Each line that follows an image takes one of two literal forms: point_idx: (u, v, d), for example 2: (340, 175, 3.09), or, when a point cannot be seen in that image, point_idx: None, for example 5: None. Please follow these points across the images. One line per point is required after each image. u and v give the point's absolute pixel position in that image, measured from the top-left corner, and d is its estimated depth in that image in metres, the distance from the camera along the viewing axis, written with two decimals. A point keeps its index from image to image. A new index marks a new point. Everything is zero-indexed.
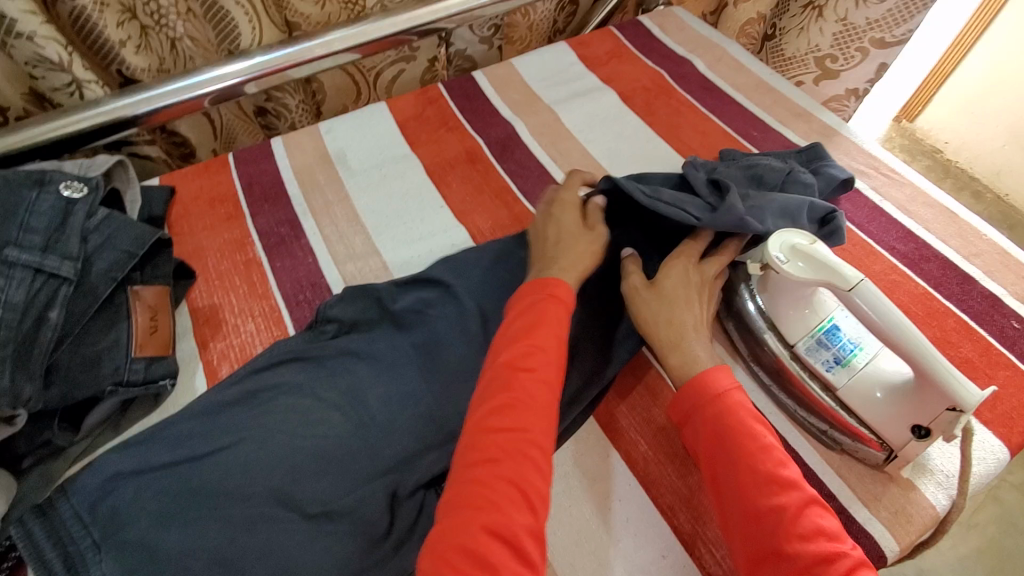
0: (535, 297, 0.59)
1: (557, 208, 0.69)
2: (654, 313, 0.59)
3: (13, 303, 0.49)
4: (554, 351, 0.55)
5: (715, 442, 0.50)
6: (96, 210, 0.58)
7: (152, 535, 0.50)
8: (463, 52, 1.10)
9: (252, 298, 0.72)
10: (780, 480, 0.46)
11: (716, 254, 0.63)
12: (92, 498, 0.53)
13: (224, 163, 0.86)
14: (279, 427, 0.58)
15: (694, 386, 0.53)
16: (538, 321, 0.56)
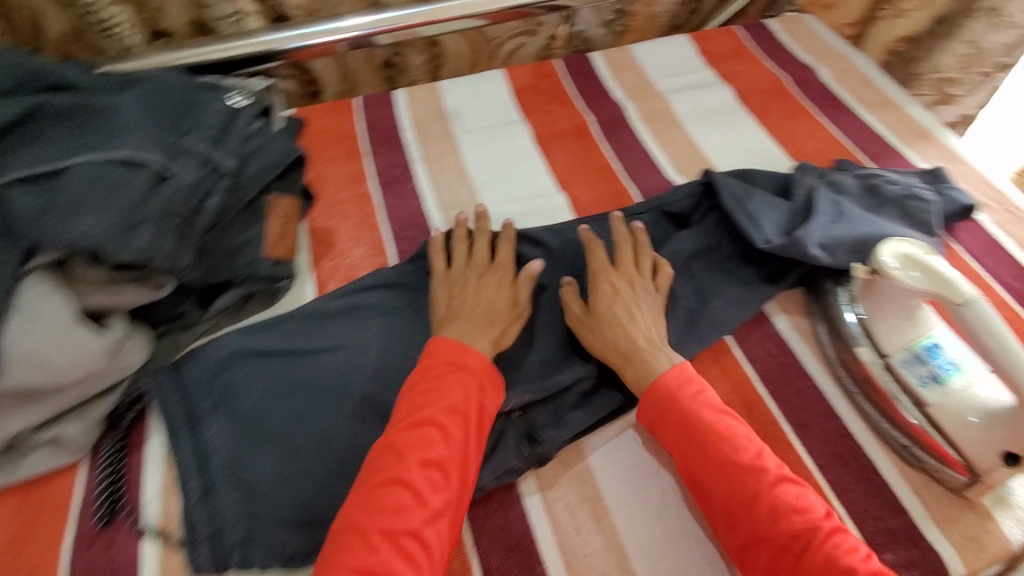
0: (439, 367, 0.56)
1: (489, 277, 0.65)
2: (602, 336, 0.61)
3: (184, 183, 0.54)
4: (456, 429, 0.52)
5: (684, 441, 0.53)
6: (255, 121, 0.63)
7: (259, 408, 0.58)
8: (583, 34, 1.13)
9: (362, 228, 0.78)
10: (742, 465, 0.50)
11: (625, 257, 0.66)
12: (213, 368, 0.60)
13: (351, 105, 0.93)
14: (376, 344, 0.63)
15: (653, 392, 0.56)
16: (442, 391, 0.54)
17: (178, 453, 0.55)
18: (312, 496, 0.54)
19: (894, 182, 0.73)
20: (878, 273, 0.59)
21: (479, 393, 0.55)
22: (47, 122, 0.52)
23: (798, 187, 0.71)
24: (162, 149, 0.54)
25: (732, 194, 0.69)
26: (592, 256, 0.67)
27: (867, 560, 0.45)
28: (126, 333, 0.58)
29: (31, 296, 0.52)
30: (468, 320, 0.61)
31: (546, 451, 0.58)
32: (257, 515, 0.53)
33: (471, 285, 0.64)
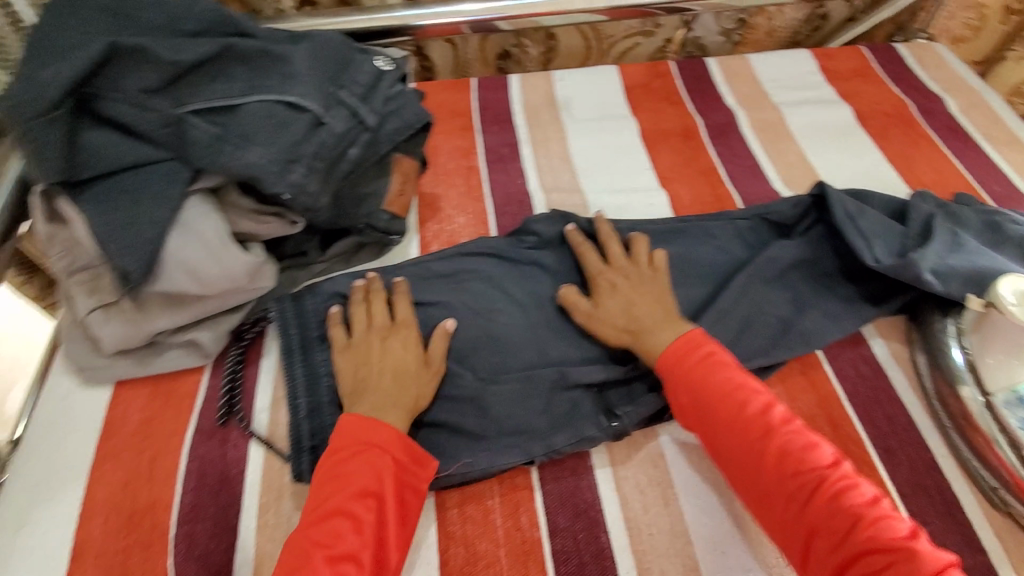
0: (348, 449, 0.54)
1: (394, 338, 0.61)
2: (617, 322, 0.63)
3: (335, 132, 0.61)
4: (368, 516, 0.50)
5: (692, 401, 0.56)
6: (395, 84, 0.69)
7: None
8: (699, 40, 1.13)
9: (468, 198, 0.82)
10: (749, 418, 0.53)
11: (618, 251, 0.68)
12: (328, 303, 0.66)
13: (468, 84, 0.97)
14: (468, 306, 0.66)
15: (666, 359, 0.59)
16: (353, 476, 0.52)
17: (290, 372, 0.62)
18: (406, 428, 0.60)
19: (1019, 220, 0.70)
20: (994, 307, 0.58)
21: (395, 475, 0.53)
22: (230, 61, 0.60)
23: (916, 213, 0.69)
24: (321, 97, 0.61)
25: (844, 210, 0.68)
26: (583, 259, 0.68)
27: (874, 501, 0.48)
28: (262, 259, 0.65)
29: (193, 214, 0.60)
30: (379, 395, 0.57)
31: (624, 426, 0.60)
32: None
33: (378, 350, 0.60)
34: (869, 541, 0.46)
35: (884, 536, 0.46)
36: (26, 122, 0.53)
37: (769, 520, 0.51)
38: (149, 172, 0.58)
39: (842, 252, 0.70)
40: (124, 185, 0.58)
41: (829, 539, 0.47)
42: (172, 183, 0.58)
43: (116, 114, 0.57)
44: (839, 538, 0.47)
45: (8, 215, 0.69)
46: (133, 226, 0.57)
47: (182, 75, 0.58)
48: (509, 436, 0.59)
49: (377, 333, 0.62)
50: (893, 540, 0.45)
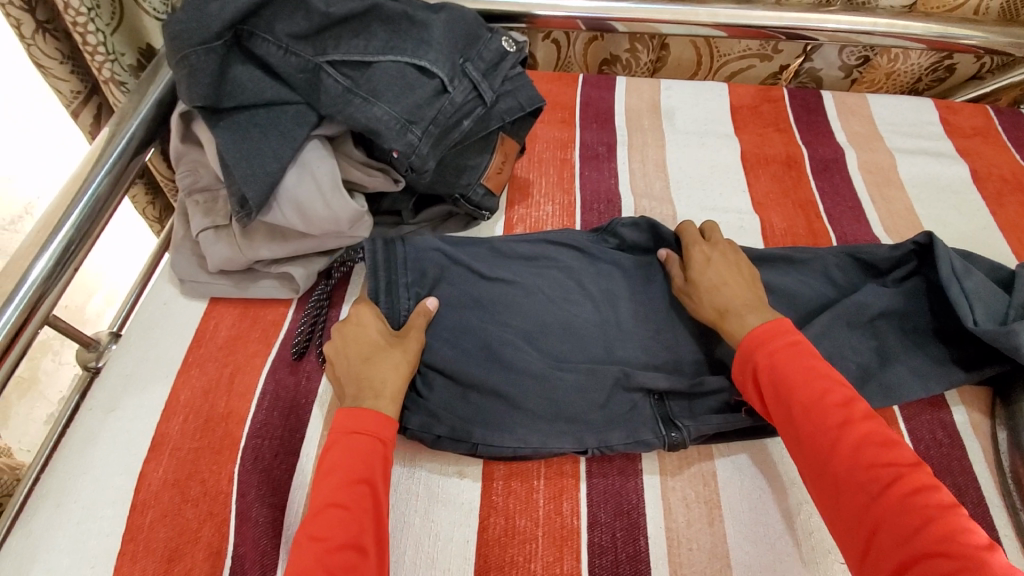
0: (338, 441, 0.53)
1: (360, 326, 0.60)
2: (703, 295, 0.64)
3: (455, 101, 0.63)
4: (363, 504, 0.50)
5: (770, 382, 0.55)
6: (516, 66, 0.70)
7: (452, 304, 0.66)
8: (816, 71, 1.10)
9: (558, 189, 0.83)
10: (827, 406, 0.52)
11: (717, 236, 0.70)
12: (419, 254, 0.67)
13: (575, 79, 0.98)
14: (544, 292, 0.68)
15: (749, 342, 0.58)
16: (343, 465, 0.51)
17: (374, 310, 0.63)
18: (468, 391, 0.60)
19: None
20: None
21: (384, 466, 0.53)
22: (374, 21, 0.63)
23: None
24: (448, 67, 0.63)
25: (952, 265, 0.64)
26: (683, 232, 0.71)
27: (953, 506, 0.45)
28: (365, 210, 0.67)
29: (311, 156, 0.64)
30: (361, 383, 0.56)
31: (682, 438, 0.59)
32: (425, 394, 0.60)
33: (348, 345, 0.59)
34: (938, 544, 0.43)
35: (955, 543, 0.43)
36: (189, 47, 0.58)
37: (832, 510, 0.49)
38: (281, 112, 0.63)
39: (938, 309, 0.67)
40: (258, 119, 0.62)
41: (894, 536, 0.45)
42: (300, 125, 0.63)
43: (264, 54, 0.61)
44: (904, 537, 0.45)
45: (144, 131, 0.76)
46: (257, 157, 0.61)
47: (328, 27, 0.62)
48: (565, 423, 0.59)
49: (347, 325, 0.61)
50: (966, 548, 0.42)
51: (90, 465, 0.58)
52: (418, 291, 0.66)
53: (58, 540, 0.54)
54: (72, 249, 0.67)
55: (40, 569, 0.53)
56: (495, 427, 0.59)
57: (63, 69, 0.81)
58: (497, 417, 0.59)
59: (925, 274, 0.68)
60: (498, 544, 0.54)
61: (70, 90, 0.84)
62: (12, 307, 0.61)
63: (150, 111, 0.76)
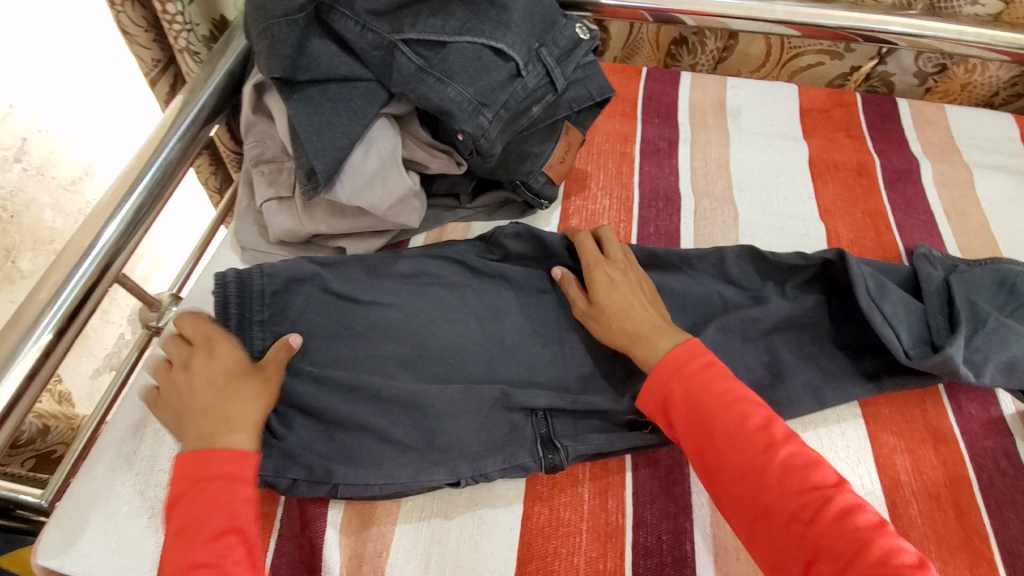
0: (189, 489, 0.48)
1: (200, 366, 0.54)
2: (610, 321, 0.60)
3: (527, 86, 0.62)
4: (232, 557, 0.46)
5: (690, 411, 0.51)
6: (589, 53, 0.69)
7: (317, 340, 0.61)
8: (888, 76, 1.05)
9: (616, 183, 0.82)
10: (749, 433, 0.49)
11: (615, 249, 0.66)
12: (277, 283, 0.62)
13: (639, 72, 0.97)
14: (423, 312, 0.65)
15: (658, 377, 0.54)
16: (200, 518, 0.47)
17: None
18: (329, 429, 0.57)
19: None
20: None
21: (250, 508, 0.49)
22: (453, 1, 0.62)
23: (931, 287, 0.64)
24: (524, 50, 0.62)
25: (868, 289, 0.61)
26: (580, 246, 0.66)
27: (881, 527, 0.44)
28: (415, 189, 0.66)
29: (380, 133, 0.64)
30: (215, 415, 0.51)
31: (559, 460, 0.56)
32: (281, 435, 0.55)
33: (190, 383, 0.54)
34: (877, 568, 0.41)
35: (892, 565, 0.41)
36: (273, 18, 0.61)
37: (761, 543, 0.46)
38: (353, 88, 0.63)
39: (839, 320, 0.65)
40: (328, 93, 0.63)
41: (833, 563, 0.43)
42: (370, 103, 0.63)
43: (342, 29, 0.62)
44: (843, 562, 0.43)
45: (215, 101, 0.77)
46: (327, 131, 0.61)
47: (407, 6, 0.62)
48: (439, 452, 0.55)
49: (186, 370, 0.55)
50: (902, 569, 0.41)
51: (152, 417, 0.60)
52: (273, 329, 0.61)
53: (120, 488, 0.57)
54: (143, 211, 0.69)
55: (100, 513, 0.55)
56: (358, 464, 0.55)
57: (147, 35, 0.83)
58: (364, 450, 0.55)
59: (825, 283, 0.66)
60: (541, 534, 0.54)
61: (151, 59, 0.86)
62: (88, 261, 0.63)
63: (223, 80, 0.78)
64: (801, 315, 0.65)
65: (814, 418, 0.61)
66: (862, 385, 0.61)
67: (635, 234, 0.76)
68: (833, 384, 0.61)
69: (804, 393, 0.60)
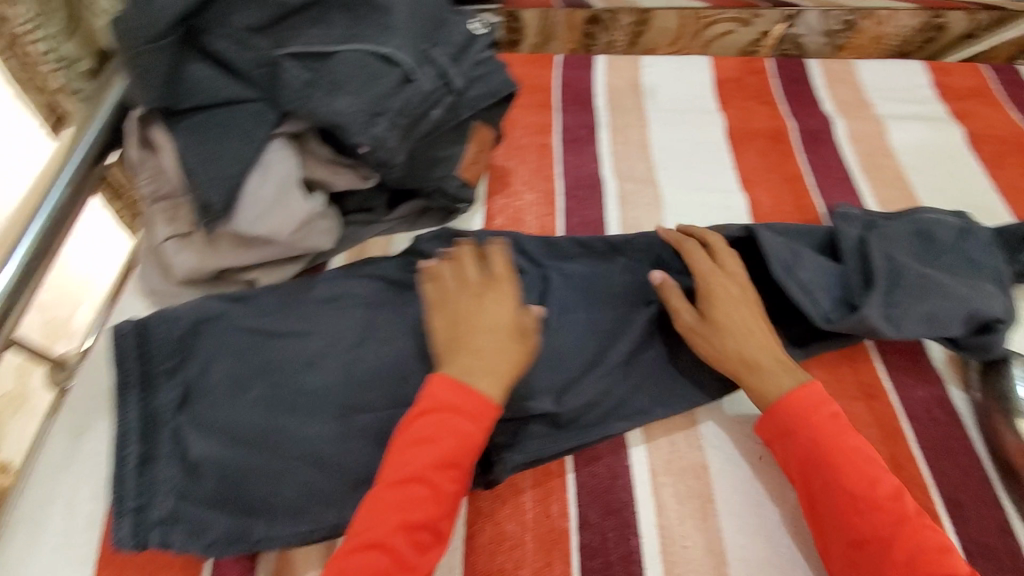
0: (430, 412, 0.52)
1: (480, 307, 0.57)
2: (724, 348, 0.57)
3: (423, 90, 0.59)
4: (447, 485, 0.50)
5: (812, 464, 0.51)
6: (486, 49, 0.67)
7: (227, 384, 0.58)
8: (799, 38, 1.06)
9: (538, 176, 0.80)
10: (880, 504, 0.47)
11: (728, 260, 0.62)
12: (181, 332, 0.60)
13: (553, 60, 0.95)
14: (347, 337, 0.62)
15: (775, 414, 0.53)
16: (435, 438, 0.50)
17: (123, 412, 0.56)
18: (241, 482, 0.54)
19: (949, 224, 0.66)
20: None
21: (475, 439, 0.52)
22: (332, 10, 0.59)
23: (849, 249, 0.64)
24: (414, 52, 0.59)
25: (782, 257, 0.62)
26: (694, 261, 0.61)
27: None
28: (321, 209, 0.63)
29: (274, 156, 0.60)
30: (479, 361, 0.54)
31: (497, 473, 0.55)
32: (190, 491, 0.54)
33: (465, 319, 0.57)
34: None
35: None
36: (136, 46, 0.56)
37: None
38: (240, 110, 0.59)
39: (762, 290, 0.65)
40: (212, 119, 0.59)
41: None
42: (259, 124, 0.59)
43: (219, 50, 0.58)
44: None
45: (104, 139, 0.73)
46: (217, 161, 0.58)
47: (284, 18, 0.59)
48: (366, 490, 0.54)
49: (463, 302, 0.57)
50: None
51: (64, 487, 0.57)
52: (179, 376, 0.59)
53: (35, 566, 0.53)
54: (31, 266, 0.64)
55: None
56: (278, 516, 0.54)
57: None
58: (288, 501, 0.54)
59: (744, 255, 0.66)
60: (486, 550, 0.53)
61: None
62: None
63: (112, 114, 0.73)
64: None
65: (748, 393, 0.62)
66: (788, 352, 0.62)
67: (561, 228, 0.75)
68: None
69: None
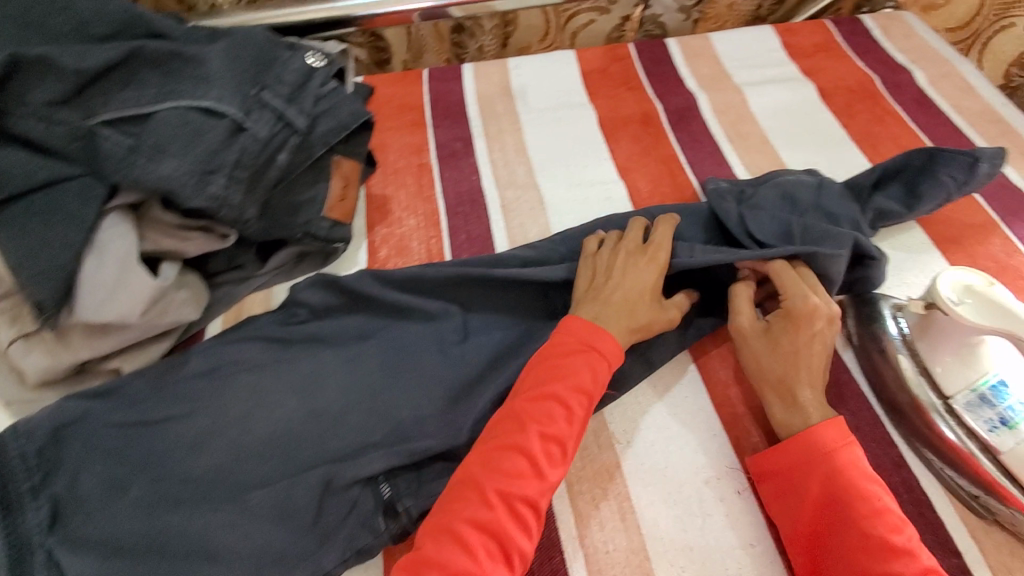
0: (570, 345, 0.56)
1: (639, 259, 0.62)
2: (766, 366, 0.56)
3: (258, 137, 0.56)
4: (578, 410, 0.53)
5: (824, 499, 0.49)
6: (328, 80, 0.64)
7: (97, 492, 0.53)
8: (658, 18, 1.09)
9: (418, 199, 0.78)
10: (892, 547, 0.45)
11: (823, 298, 0.58)
12: (40, 445, 0.54)
13: (419, 76, 0.93)
14: (232, 410, 0.58)
15: (799, 445, 0.51)
16: (572, 369, 0.54)
17: None
18: None
19: (806, 183, 0.69)
20: (937, 308, 0.55)
21: (603, 374, 0.55)
22: (140, 66, 0.56)
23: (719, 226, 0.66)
24: (240, 100, 0.56)
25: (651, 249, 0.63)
26: (785, 278, 0.59)
27: None
28: (172, 283, 0.59)
29: (109, 233, 0.55)
30: (621, 308, 0.59)
31: (404, 527, 0.56)
32: None
33: (616, 270, 0.62)
34: None
35: None
36: None
37: None
38: (63, 190, 0.53)
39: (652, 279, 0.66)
40: (38, 208, 0.52)
41: None
42: (88, 203, 0.53)
43: (25, 131, 0.52)
44: None
45: None
46: (44, 250, 0.51)
47: (90, 82, 0.54)
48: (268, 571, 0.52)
49: (620, 255, 0.63)
50: None
51: None
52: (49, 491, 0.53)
53: None
54: None
55: None
56: None
57: None
58: None
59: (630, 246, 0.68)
60: None
61: None
62: None
63: None
64: None
65: (651, 380, 0.62)
66: (677, 335, 0.63)
67: (448, 248, 0.73)
68: (653, 343, 0.63)
69: (633, 362, 0.62)
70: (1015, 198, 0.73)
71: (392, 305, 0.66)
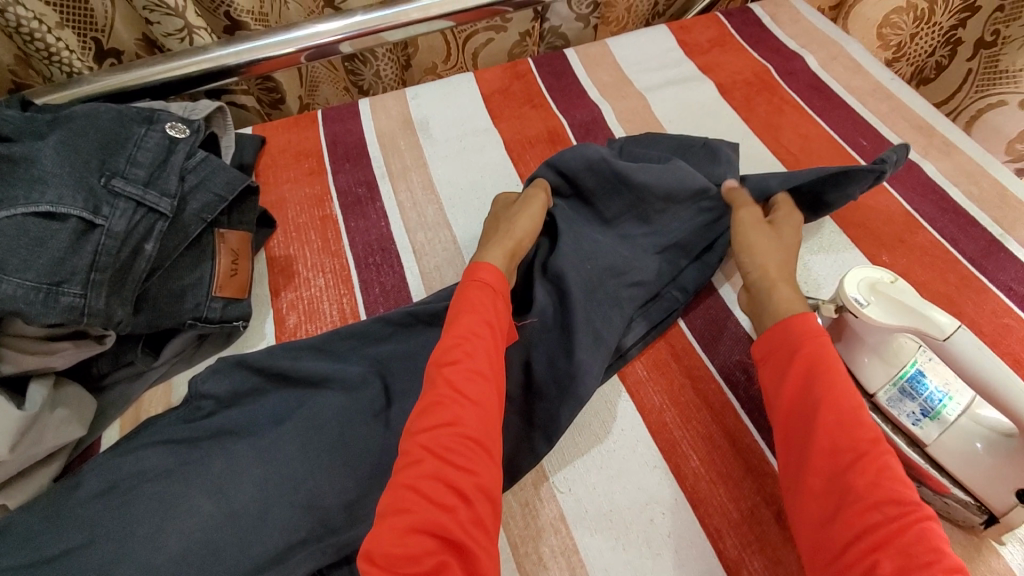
0: (462, 284, 0.57)
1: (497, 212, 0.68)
2: (759, 249, 0.60)
3: (114, 232, 0.52)
4: (483, 331, 0.53)
5: (806, 375, 0.49)
6: (194, 151, 0.61)
7: None
8: (557, 29, 1.08)
9: (324, 255, 0.73)
10: (864, 422, 0.45)
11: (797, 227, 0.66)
12: None
13: (314, 120, 0.88)
14: (138, 527, 0.51)
15: (786, 326, 0.52)
16: (468, 307, 0.55)
17: None
18: None
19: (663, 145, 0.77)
20: (846, 310, 0.54)
21: (497, 298, 0.56)
22: None
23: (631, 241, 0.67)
24: (84, 197, 0.51)
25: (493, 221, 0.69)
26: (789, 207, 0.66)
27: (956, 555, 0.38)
28: (43, 405, 0.53)
29: None
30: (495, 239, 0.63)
31: None
32: None
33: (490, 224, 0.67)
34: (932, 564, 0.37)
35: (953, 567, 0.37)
36: None
37: (821, 519, 0.43)
38: None
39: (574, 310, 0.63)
40: None
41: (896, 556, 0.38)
42: None
43: None
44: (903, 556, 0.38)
45: None
46: None
47: None
48: None
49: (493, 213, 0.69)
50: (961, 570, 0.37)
51: None
52: None
53: None
54: None
55: None
56: None
57: None
58: None
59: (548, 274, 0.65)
60: None
61: None
62: None
63: None
64: (535, 325, 0.62)
65: (586, 419, 0.60)
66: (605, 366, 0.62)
67: (362, 305, 0.69)
68: None
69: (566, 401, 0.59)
70: (911, 174, 0.75)
71: (306, 379, 0.61)
